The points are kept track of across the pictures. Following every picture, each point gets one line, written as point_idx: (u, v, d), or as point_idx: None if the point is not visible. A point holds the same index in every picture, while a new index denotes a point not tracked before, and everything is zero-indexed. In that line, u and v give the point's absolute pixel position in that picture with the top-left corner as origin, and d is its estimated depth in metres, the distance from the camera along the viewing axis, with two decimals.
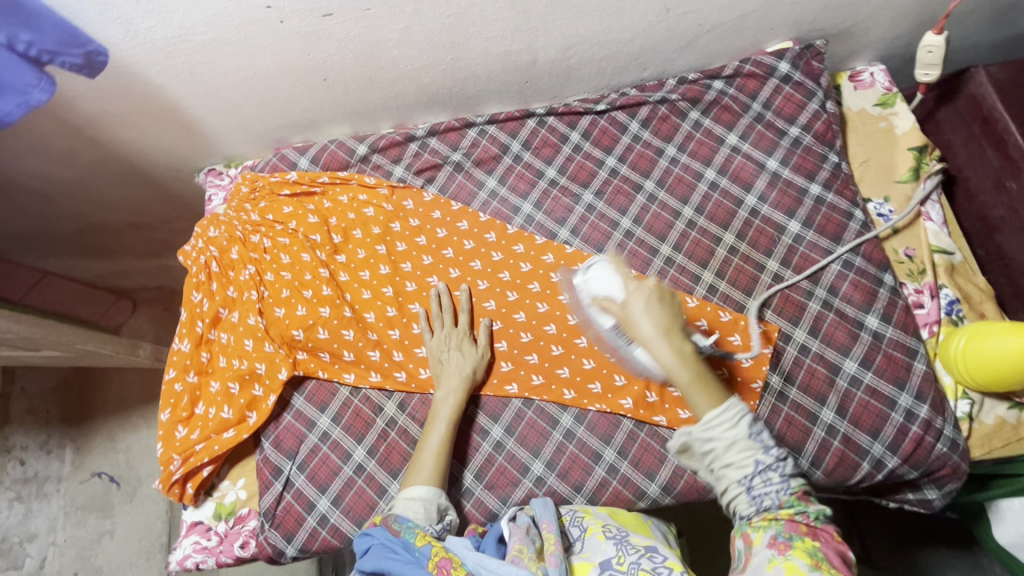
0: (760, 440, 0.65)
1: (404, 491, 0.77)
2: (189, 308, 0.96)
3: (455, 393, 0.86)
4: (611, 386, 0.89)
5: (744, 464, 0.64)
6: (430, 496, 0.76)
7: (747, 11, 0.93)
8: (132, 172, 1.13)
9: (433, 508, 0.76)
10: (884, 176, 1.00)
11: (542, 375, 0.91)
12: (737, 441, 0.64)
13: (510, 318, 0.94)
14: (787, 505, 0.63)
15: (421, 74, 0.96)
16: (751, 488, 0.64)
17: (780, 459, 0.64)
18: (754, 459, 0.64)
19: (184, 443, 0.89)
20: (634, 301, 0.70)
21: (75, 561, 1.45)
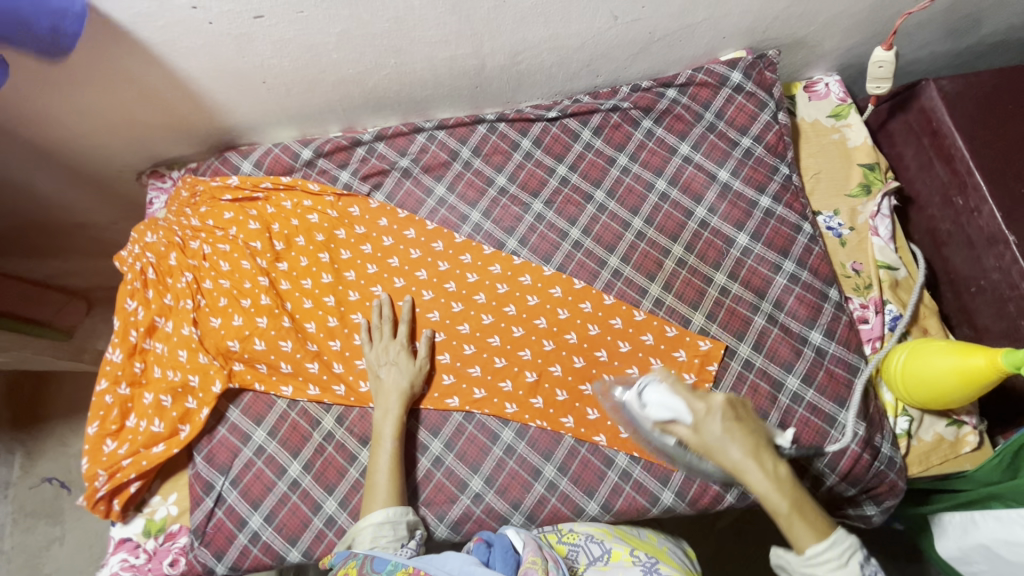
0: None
1: (366, 520, 0.76)
2: (124, 316, 0.93)
3: (396, 410, 0.84)
4: (553, 401, 0.89)
5: None
6: (395, 516, 0.77)
7: (698, 20, 0.92)
8: (71, 172, 1.09)
9: (400, 531, 0.76)
10: (836, 189, 0.99)
11: (484, 388, 0.90)
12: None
13: (454, 329, 0.92)
14: None
15: (365, 78, 0.93)
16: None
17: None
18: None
19: (110, 458, 0.86)
20: (718, 437, 0.67)
21: (24, 569, 1.40)
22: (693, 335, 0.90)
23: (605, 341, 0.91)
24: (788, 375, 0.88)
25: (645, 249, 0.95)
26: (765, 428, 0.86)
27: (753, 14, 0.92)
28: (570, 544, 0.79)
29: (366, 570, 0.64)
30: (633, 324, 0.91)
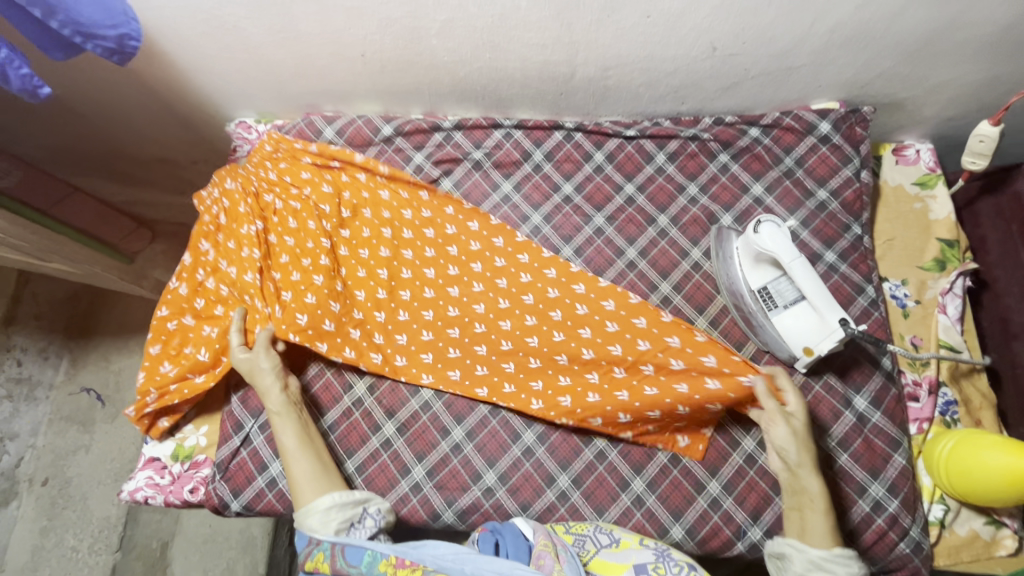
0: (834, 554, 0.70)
1: (311, 508, 0.76)
2: (194, 250, 0.99)
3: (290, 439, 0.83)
4: (584, 403, 0.88)
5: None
6: (341, 499, 0.77)
7: (796, 65, 0.91)
8: (168, 110, 1.16)
9: (350, 521, 0.77)
10: (908, 259, 0.96)
11: (514, 384, 0.91)
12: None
13: (496, 326, 0.93)
14: None
15: (457, 68, 0.96)
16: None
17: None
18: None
19: (162, 379, 0.91)
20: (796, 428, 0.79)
21: (48, 468, 1.48)
22: None
23: (654, 358, 0.87)
24: (824, 436, 0.85)
25: (699, 281, 0.95)
26: None
27: (854, 68, 0.90)
28: (577, 534, 0.75)
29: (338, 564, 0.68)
30: (693, 344, 0.87)
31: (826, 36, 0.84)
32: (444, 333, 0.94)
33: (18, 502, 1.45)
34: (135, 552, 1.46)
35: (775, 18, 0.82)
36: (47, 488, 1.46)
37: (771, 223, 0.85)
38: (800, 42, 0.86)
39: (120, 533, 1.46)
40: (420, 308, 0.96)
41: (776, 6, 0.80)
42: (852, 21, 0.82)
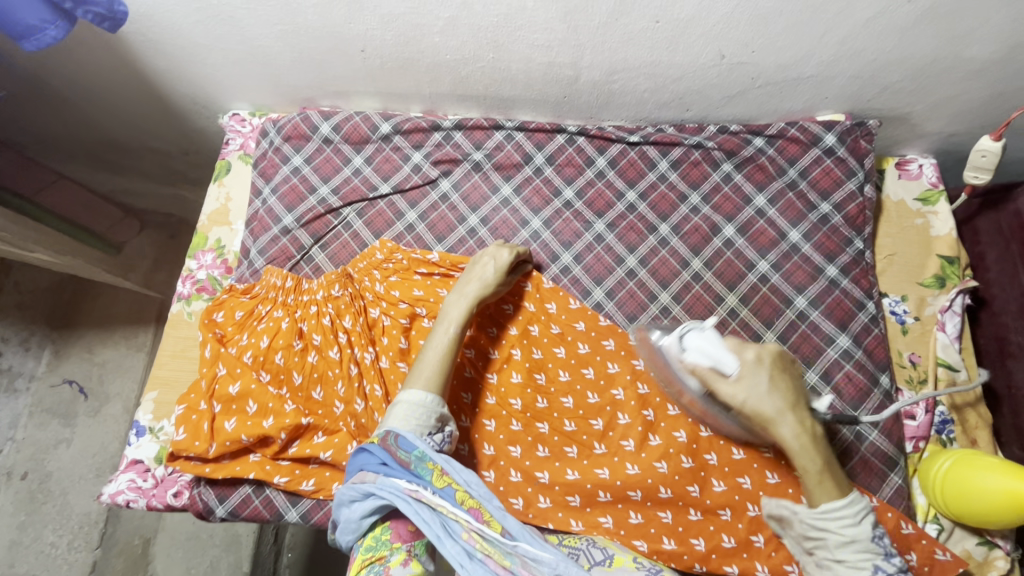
0: (883, 547, 0.70)
1: (406, 396, 0.74)
2: (233, 320, 0.91)
3: (470, 295, 0.83)
4: (625, 522, 0.81)
5: (860, 565, 0.69)
6: (431, 403, 0.73)
7: (804, 75, 0.89)
8: (159, 100, 1.13)
9: (434, 414, 0.73)
10: (908, 275, 0.96)
11: (551, 498, 0.84)
12: (856, 541, 0.70)
13: (559, 448, 0.87)
14: None
15: (459, 66, 0.93)
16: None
17: (899, 568, 0.69)
18: (873, 563, 0.69)
19: (187, 443, 0.83)
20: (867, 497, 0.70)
21: (28, 461, 1.44)
22: None
23: (698, 476, 0.83)
24: None
25: (699, 292, 0.94)
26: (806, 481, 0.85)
27: (862, 80, 0.89)
28: (571, 548, 0.79)
29: (389, 442, 0.69)
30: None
31: (835, 48, 0.83)
32: (504, 451, 0.86)
33: None
34: (116, 549, 1.43)
35: (786, 28, 0.80)
36: (27, 482, 1.42)
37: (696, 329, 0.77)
38: (809, 53, 0.84)
39: (101, 529, 1.43)
40: (481, 418, 0.88)
41: (788, 16, 0.78)
42: (862, 34, 0.80)
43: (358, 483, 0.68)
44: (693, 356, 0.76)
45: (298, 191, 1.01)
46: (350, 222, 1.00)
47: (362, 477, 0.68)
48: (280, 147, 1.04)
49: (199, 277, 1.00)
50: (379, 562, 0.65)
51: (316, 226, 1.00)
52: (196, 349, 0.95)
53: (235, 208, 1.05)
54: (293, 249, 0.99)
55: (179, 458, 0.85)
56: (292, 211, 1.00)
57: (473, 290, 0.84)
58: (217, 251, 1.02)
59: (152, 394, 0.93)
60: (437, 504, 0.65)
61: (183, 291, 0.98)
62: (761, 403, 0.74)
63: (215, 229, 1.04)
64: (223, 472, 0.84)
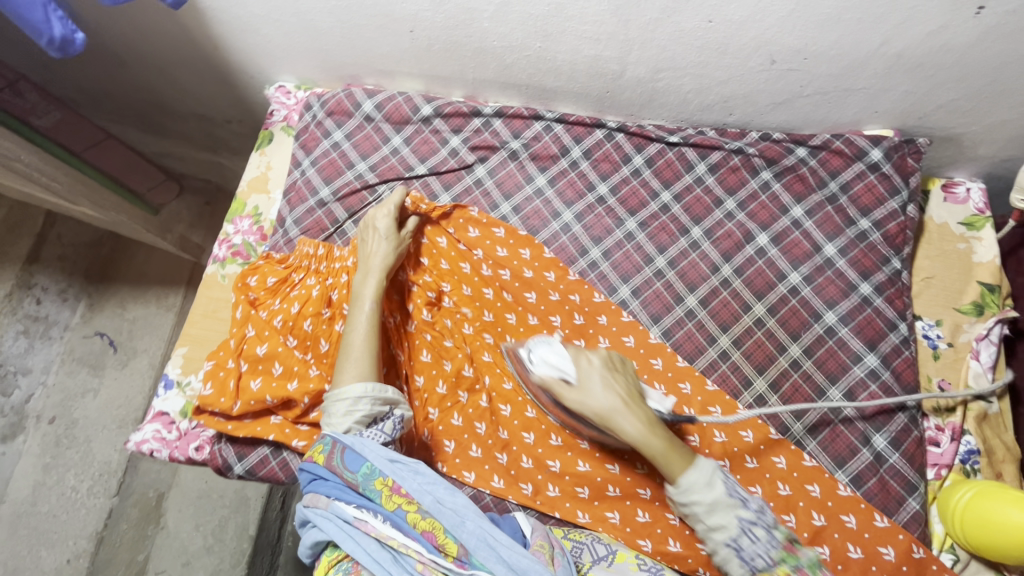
0: (737, 494, 0.70)
1: (341, 392, 0.74)
2: (265, 285, 0.93)
3: (376, 273, 0.85)
4: (631, 520, 0.82)
5: (727, 526, 0.68)
6: (375, 390, 0.74)
7: (855, 87, 0.87)
8: (211, 68, 1.16)
9: (379, 401, 0.74)
10: (944, 300, 0.93)
11: (560, 487, 0.85)
12: (716, 506, 0.69)
13: (571, 439, 0.86)
14: (781, 562, 0.67)
15: (505, 54, 0.94)
16: (742, 550, 0.67)
17: (757, 510, 0.69)
18: (735, 518, 0.68)
19: (214, 399, 0.86)
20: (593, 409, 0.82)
21: (57, 407, 1.49)
22: (750, 398, 0.88)
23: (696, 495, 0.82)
24: (838, 470, 0.84)
25: (726, 298, 0.93)
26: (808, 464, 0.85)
27: (915, 96, 0.87)
28: (576, 541, 0.76)
29: (334, 462, 0.68)
30: (766, 442, 0.85)
31: (892, 60, 0.81)
32: (518, 436, 0.88)
33: (24, 436, 1.46)
34: (132, 499, 1.46)
35: (842, 37, 0.79)
36: (54, 427, 1.48)
37: (543, 343, 0.82)
38: (863, 64, 0.82)
39: (120, 478, 1.47)
40: (498, 402, 0.90)
41: (846, 24, 0.77)
42: (922, 47, 0.78)
43: (312, 505, 0.68)
44: (540, 369, 0.80)
45: (336, 165, 1.03)
46: (384, 199, 1.01)
47: (315, 500, 0.68)
48: (322, 121, 1.06)
49: (235, 242, 1.02)
50: (346, 561, 0.65)
51: (351, 201, 1.01)
52: (227, 311, 0.97)
53: (274, 177, 1.08)
54: (327, 222, 1.00)
55: (204, 413, 0.88)
56: (329, 184, 1.02)
57: (377, 268, 0.86)
58: (254, 218, 1.05)
59: (182, 350, 0.96)
60: (385, 536, 0.63)
61: (219, 253, 1.01)
62: (591, 404, 0.75)
63: (254, 196, 1.06)
64: (245, 431, 0.86)
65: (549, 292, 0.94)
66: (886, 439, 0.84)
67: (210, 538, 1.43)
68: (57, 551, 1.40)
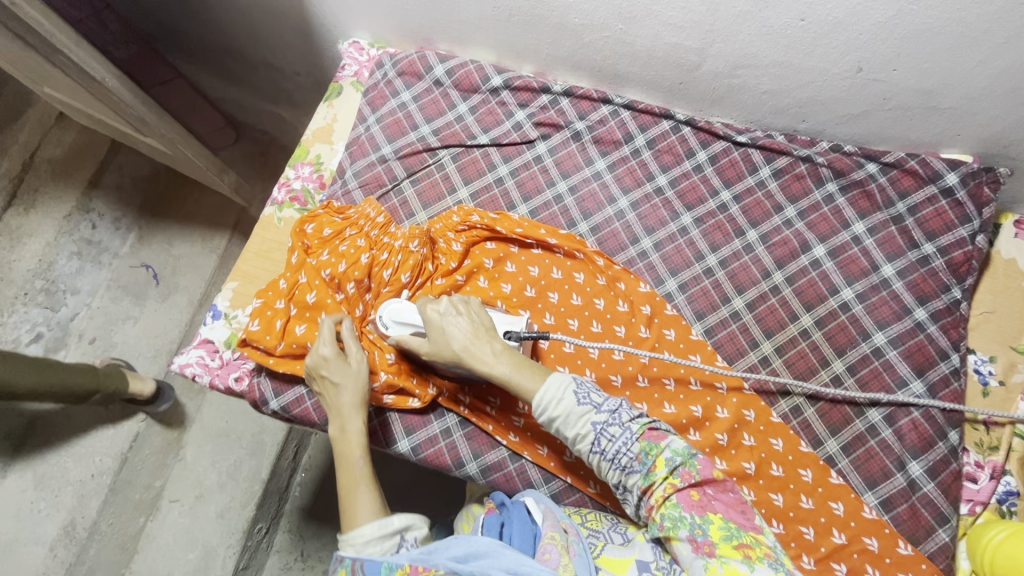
0: (589, 401, 0.67)
1: (347, 538, 0.65)
2: (321, 234, 0.94)
3: (350, 406, 0.76)
4: None
5: (585, 432, 0.66)
6: (382, 527, 0.65)
7: (942, 106, 0.85)
8: (289, 18, 1.18)
9: (387, 535, 0.65)
10: (1002, 337, 0.90)
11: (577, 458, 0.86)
12: (591, 412, 0.67)
13: None
14: (668, 472, 0.63)
15: (584, 33, 0.93)
16: (604, 452, 0.65)
17: (612, 407, 0.67)
18: (589, 422, 0.66)
19: (260, 335, 0.88)
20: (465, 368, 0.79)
21: (98, 329, 1.54)
22: (785, 405, 0.87)
23: None
24: (868, 491, 0.82)
25: (774, 305, 0.91)
26: (844, 471, 0.83)
27: (1005, 122, 0.84)
28: (592, 530, 0.77)
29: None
30: (795, 453, 0.83)
31: (988, 81, 0.78)
32: None
33: (65, 353, 1.50)
34: (157, 427, 1.49)
35: (938, 51, 0.76)
36: (93, 348, 1.52)
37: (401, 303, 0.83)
38: (956, 81, 0.80)
39: None
40: None
41: (946, 37, 0.74)
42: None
43: None
44: (394, 330, 0.82)
45: (401, 125, 1.05)
46: (444, 164, 1.02)
47: None
48: (392, 80, 1.07)
49: (295, 187, 1.05)
50: None
51: (411, 161, 1.03)
52: (280, 253, 1.00)
53: (339, 129, 1.10)
54: (385, 179, 1.02)
55: (248, 347, 0.90)
56: (392, 142, 1.04)
57: (351, 402, 0.76)
58: (315, 166, 1.07)
59: (233, 285, 0.98)
60: None
61: (278, 197, 1.04)
62: (450, 350, 0.74)
63: (317, 146, 1.09)
64: (285, 368, 0.88)
65: (598, 276, 0.94)
66: (921, 467, 0.82)
67: (225, 475, 1.45)
68: (82, 465, 1.45)
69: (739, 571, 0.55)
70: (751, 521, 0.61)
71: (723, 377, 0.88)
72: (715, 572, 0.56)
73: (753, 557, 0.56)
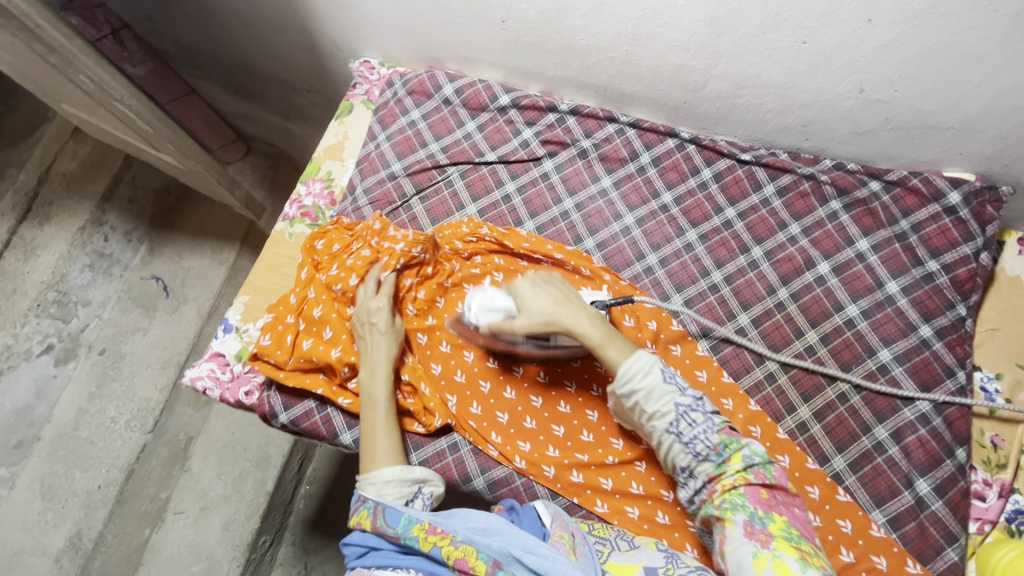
0: (674, 382, 0.72)
1: (371, 476, 0.74)
2: (330, 249, 0.95)
3: (382, 371, 0.83)
4: (651, 519, 0.83)
5: (665, 410, 0.70)
6: (402, 473, 0.75)
7: (943, 126, 0.86)
8: (302, 38, 1.21)
9: (406, 482, 0.74)
10: (1007, 354, 0.91)
11: (584, 474, 0.85)
12: (650, 373, 0.71)
13: (605, 438, 0.87)
14: (721, 448, 0.68)
15: (591, 54, 0.95)
16: (681, 434, 0.69)
17: (698, 400, 0.71)
18: (673, 403, 0.70)
19: (271, 349, 0.89)
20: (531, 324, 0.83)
21: (108, 340, 1.57)
22: (791, 422, 0.87)
23: None
24: (875, 508, 0.82)
25: (779, 321, 0.92)
26: (852, 488, 0.83)
27: (1006, 141, 0.85)
28: (600, 538, 0.77)
29: (379, 522, 0.68)
30: (802, 470, 0.83)
31: (988, 102, 0.80)
32: (547, 428, 0.88)
33: (75, 364, 1.54)
34: (164, 438, 1.50)
35: (939, 72, 0.78)
36: (103, 358, 1.55)
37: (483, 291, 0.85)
38: (956, 102, 0.81)
39: (156, 417, 1.52)
40: (529, 393, 0.90)
41: (946, 59, 0.76)
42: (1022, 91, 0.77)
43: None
44: (483, 318, 0.83)
45: (410, 142, 1.07)
46: (452, 181, 1.04)
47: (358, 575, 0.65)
48: (402, 99, 1.10)
49: (306, 203, 1.07)
50: None
51: (421, 178, 1.05)
52: (290, 267, 1.02)
53: (350, 146, 1.12)
54: (395, 195, 1.04)
55: (257, 361, 0.92)
56: (402, 159, 1.06)
57: (382, 366, 0.83)
58: (326, 183, 1.09)
59: (244, 298, 1.00)
60: None
61: (289, 212, 1.06)
62: (537, 318, 0.77)
63: (328, 163, 1.11)
64: (295, 382, 0.89)
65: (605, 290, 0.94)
66: (928, 484, 0.82)
67: (230, 486, 1.45)
68: (90, 476, 1.46)
69: (790, 567, 0.57)
70: (810, 533, 0.63)
71: (729, 391, 0.88)
72: (766, 561, 0.58)
73: (810, 561, 0.58)
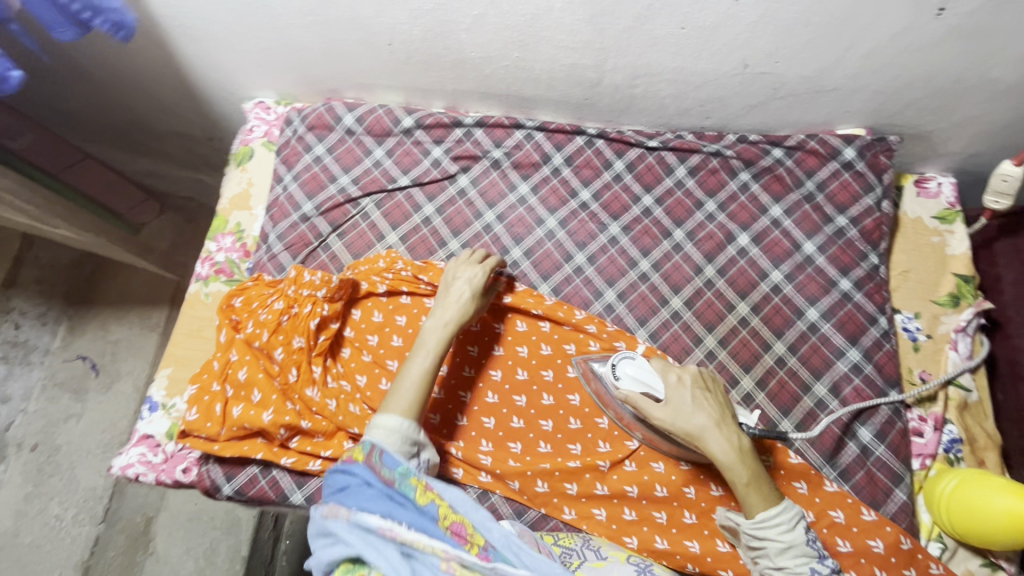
0: (816, 548, 0.69)
1: (384, 420, 0.72)
2: (249, 306, 0.91)
3: (447, 325, 0.81)
4: (618, 517, 0.83)
5: (798, 571, 0.68)
6: (408, 430, 0.72)
7: (827, 88, 0.89)
8: (188, 87, 1.15)
9: (410, 441, 0.72)
10: (921, 293, 0.95)
11: (548, 483, 0.85)
12: (794, 547, 0.69)
13: (563, 446, 0.87)
14: None
15: (484, 65, 0.95)
16: None
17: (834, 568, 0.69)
18: (809, 567, 0.68)
19: (201, 424, 0.85)
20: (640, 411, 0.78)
21: (38, 434, 1.44)
22: (736, 394, 0.89)
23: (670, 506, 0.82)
24: (826, 464, 0.85)
25: (710, 298, 0.94)
26: (802, 448, 0.86)
27: (885, 95, 0.89)
28: (566, 547, 0.80)
29: (374, 461, 0.69)
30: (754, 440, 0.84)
31: (860, 61, 0.83)
32: (504, 447, 0.87)
33: (5, 466, 1.41)
34: (119, 525, 1.40)
35: (811, 40, 0.81)
36: (35, 455, 1.43)
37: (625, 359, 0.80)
38: (832, 66, 0.85)
39: (106, 504, 1.41)
40: (480, 415, 0.89)
41: (814, 28, 0.79)
42: (889, 47, 0.80)
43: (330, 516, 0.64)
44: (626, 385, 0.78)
45: (318, 179, 1.03)
46: (369, 212, 1.01)
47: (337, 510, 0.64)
48: (303, 136, 1.06)
49: (218, 259, 1.01)
50: None
51: (335, 215, 1.01)
52: (211, 330, 0.96)
53: (256, 193, 1.07)
54: (311, 237, 1.00)
55: (189, 437, 0.87)
56: (312, 198, 1.02)
57: (451, 316, 0.82)
58: (236, 235, 1.04)
59: (166, 371, 0.94)
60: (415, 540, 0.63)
61: (201, 272, 1.00)
62: (683, 421, 0.74)
63: (236, 214, 1.06)
64: (231, 451, 0.85)
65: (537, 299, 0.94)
66: (869, 432, 0.86)
67: (202, 560, 1.37)
68: None
69: None
70: None
71: None
72: None
73: None
